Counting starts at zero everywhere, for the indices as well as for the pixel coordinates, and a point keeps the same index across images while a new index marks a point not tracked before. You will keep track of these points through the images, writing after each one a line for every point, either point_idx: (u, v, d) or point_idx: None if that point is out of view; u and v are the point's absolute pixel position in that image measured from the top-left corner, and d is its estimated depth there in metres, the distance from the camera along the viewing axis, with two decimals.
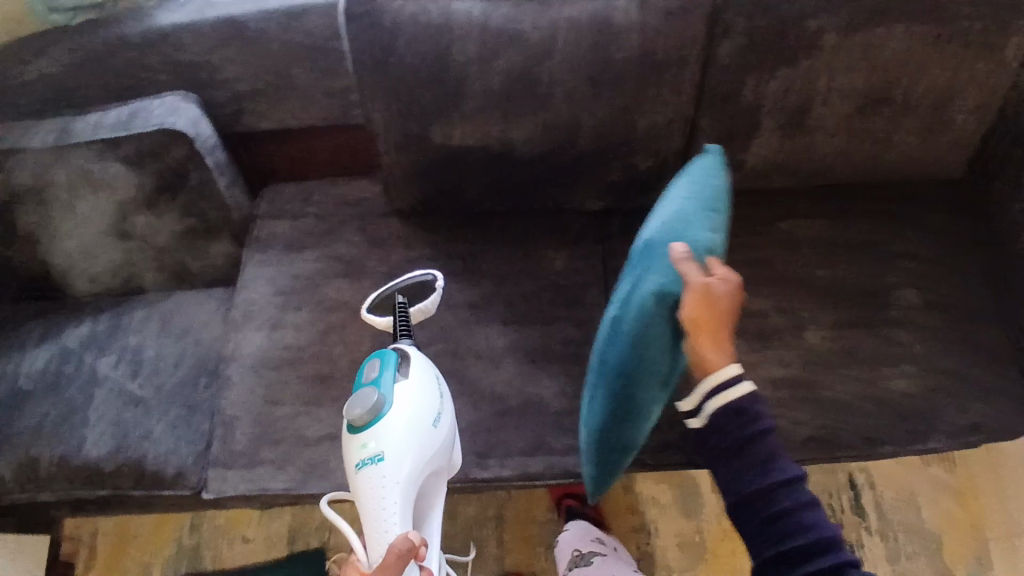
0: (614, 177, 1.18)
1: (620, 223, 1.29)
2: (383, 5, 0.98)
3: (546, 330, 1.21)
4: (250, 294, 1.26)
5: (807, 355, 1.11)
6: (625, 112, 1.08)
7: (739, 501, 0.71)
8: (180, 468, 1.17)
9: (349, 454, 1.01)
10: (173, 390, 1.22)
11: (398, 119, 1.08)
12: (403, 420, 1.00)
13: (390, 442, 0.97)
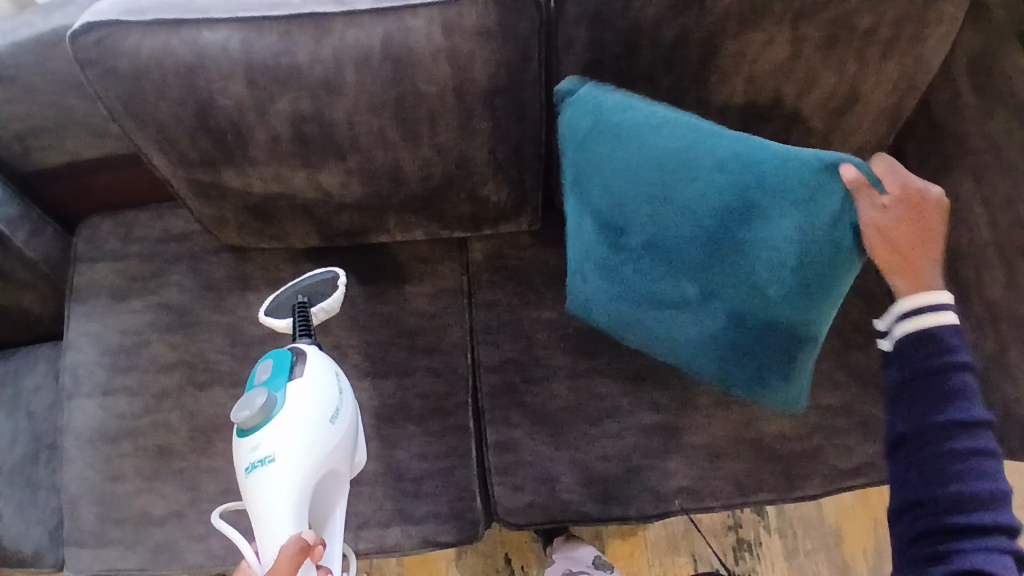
0: (465, 210, 1.00)
1: (486, 248, 1.15)
2: (115, 45, 0.78)
3: (403, 382, 1.09)
4: (77, 353, 1.14)
5: (680, 396, 1.07)
6: (455, 145, 0.90)
7: (932, 440, 0.69)
8: (36, 547, 1.07)
9: (240, 457, 0.86)
10: (11, 469, 1.11)
11: (182, 167, 0.90)
12: (294, 422, 0.85)
13: (284, 439, 0.84)
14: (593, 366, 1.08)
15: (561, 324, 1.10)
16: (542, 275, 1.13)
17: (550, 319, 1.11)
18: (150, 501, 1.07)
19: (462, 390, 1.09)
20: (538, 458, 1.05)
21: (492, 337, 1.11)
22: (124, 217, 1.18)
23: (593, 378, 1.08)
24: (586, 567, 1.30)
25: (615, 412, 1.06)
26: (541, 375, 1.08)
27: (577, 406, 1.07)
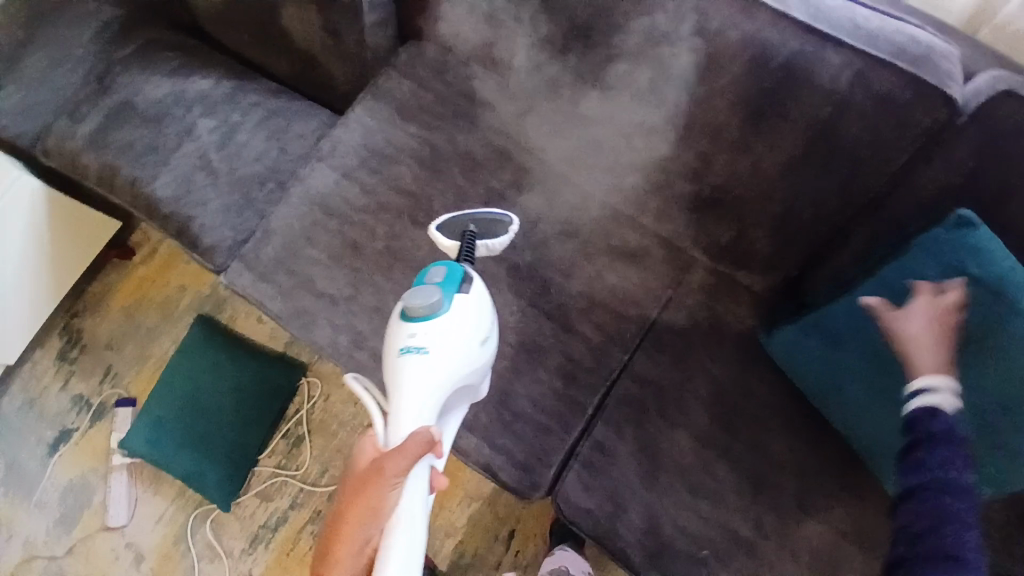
0: (726, 237, 1.06)
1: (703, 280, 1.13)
2: None
3: (558, 333, 1.11)
4: (345, 134, 1.29)
5: (785, 536, 1.00)
6: (767, 175, 0.97)
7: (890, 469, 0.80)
8: (215, 244, 1.23)
9: (397, 333, 0.84)
10: (241, 179, 1.28)
11: None
12: (465, 323, 0.84)
13: (443, 341, 0.82)
14: (727, 448, 1.04)
15: (722, 389, 1.07)
16: (735, 333, 1.10)
17: (716, 377, 1.08)
18: (319, 272, 1.21)
19: (600, 378, 1.09)
20: (623, 481, 1.04)
21: (655, 354, 1.10)
22: (444, 55, 1.27)
23: (716, 455, 1.03)
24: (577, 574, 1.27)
25: (716, 499, 1.02)
26: (675, 418, 1.06)
27: (685, 466, 1.03)
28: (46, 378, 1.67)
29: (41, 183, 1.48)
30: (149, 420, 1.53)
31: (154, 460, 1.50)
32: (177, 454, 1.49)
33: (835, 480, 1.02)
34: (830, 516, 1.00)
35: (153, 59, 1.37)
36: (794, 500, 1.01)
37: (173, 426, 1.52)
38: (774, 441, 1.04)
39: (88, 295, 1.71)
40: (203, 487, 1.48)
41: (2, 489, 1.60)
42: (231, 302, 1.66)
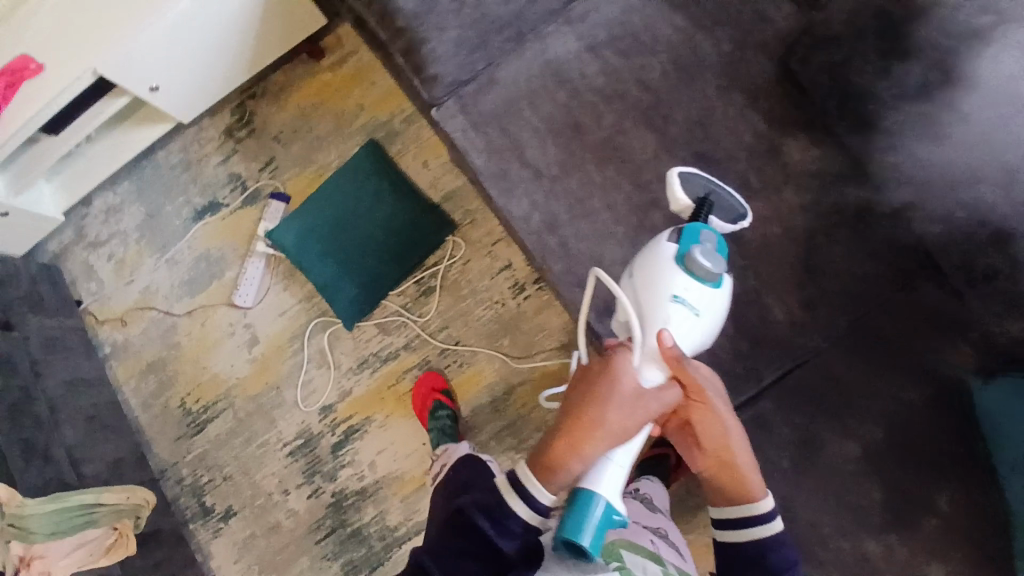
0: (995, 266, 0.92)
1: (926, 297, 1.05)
2: None
3: (757, 292, 1.07)
4: (603, 4, 1.16)
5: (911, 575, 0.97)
6: None
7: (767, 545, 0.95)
8: (439, 75, 1.15)
9: (664, 282, 0.93)
10: (485, 16, 1.12)
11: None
12: (720, 300, 0.96)
13: (707, 311, 0.93)
14: (885, 472, 1.01)
15: (907, 414, 1.01)
16: (949, 369, 1.01)
17: (903, 402, 1.02)
18: (533, 142, 1.13)
19: (783, 350, 1.06)
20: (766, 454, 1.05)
21: (851, 355, 1.05)
22: None
23: (873, 473, 1.01)
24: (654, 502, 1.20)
25: (858, 509, 1.01)
26: (845, 421, 1.03)
27: (839, 472, 1.03)
28: (208, 148, 1.68)
29: None
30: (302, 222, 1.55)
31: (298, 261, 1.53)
32: (320, 261, 1.53)
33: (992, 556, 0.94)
34: None
35: None
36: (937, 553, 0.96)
37: (321, 235, 1.54)
38: (943, 491, 0.98)
39: (268, 81, 1.69)
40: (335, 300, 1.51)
41: (148, 235, 1.67)
42: (402, 137, 1.62)
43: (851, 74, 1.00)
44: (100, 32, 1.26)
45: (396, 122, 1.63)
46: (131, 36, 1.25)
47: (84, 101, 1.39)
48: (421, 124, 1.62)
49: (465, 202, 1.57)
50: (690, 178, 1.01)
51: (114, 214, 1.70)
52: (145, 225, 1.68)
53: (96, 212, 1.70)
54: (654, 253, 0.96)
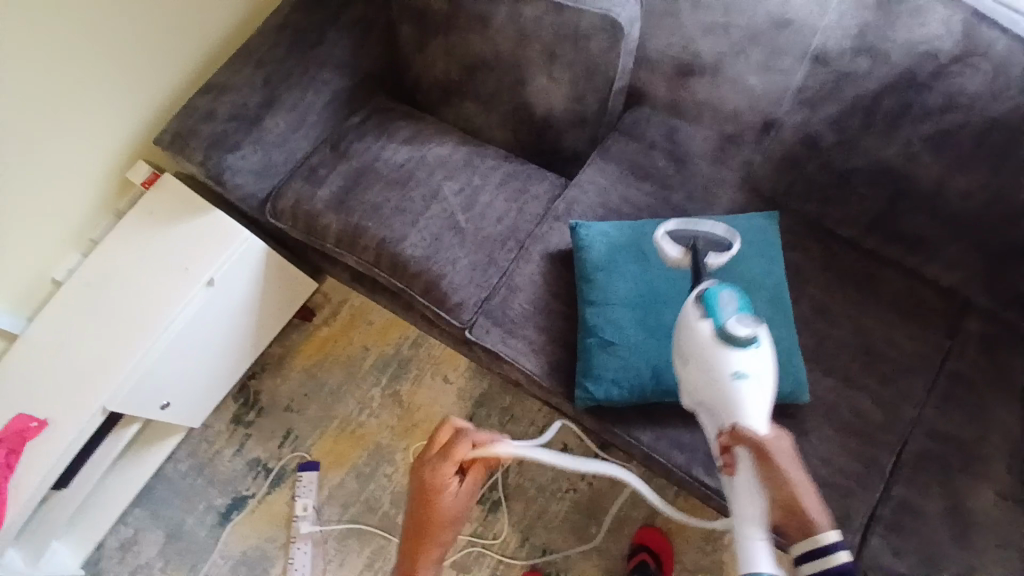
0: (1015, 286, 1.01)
1: (974, 333, 1.08)
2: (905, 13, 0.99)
3: (837, 389, 1.06)
4: (578, 194, 1.26)
5: None
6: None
7: None
8: (463, 301, 1.20)
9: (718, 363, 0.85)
10: (486, 239, 1.24)
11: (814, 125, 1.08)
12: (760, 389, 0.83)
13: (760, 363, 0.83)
14: None
15: (1021, 441, 1.00)
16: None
17: (1005, 450, 0.99)
18: (572, 326, 1.16)
19: (893, 436, 1.02)
20: (930, 537, 0.95)
21: (941, 409, 1.03)
22: (674, 123, 1.29)
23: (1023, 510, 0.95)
24: None
25: None
26: (979, 468, 0.99)
27: (996, 528, 0.95)
28: (218, 442, 1.62)
29: (260, 245, 1.36)
30: (649, 224, 1.16)
31: (585, 343, 1.10)
32: (628, 365, 1.06)
33: None
34: None
35: (355, 142, 1.35)
36: None
37: (767, 221, 1.14)
38: None
39: (266, 358, 1.70)
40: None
41: (175, 558, 1.51)
42: (417, 361, 1.64)
43: (832, 175, 1.09)
44: (109, 348, 1.24)
45: (404, 349, 1.65)
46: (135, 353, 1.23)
47: (98, 437, 1.37)
48: (429, 342, 1.66)
49: (498, 400, 1.56)
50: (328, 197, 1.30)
51: (130, 548, 1.53)
52: (167, 548, 1.53)
53: (112, 551, 1.53)
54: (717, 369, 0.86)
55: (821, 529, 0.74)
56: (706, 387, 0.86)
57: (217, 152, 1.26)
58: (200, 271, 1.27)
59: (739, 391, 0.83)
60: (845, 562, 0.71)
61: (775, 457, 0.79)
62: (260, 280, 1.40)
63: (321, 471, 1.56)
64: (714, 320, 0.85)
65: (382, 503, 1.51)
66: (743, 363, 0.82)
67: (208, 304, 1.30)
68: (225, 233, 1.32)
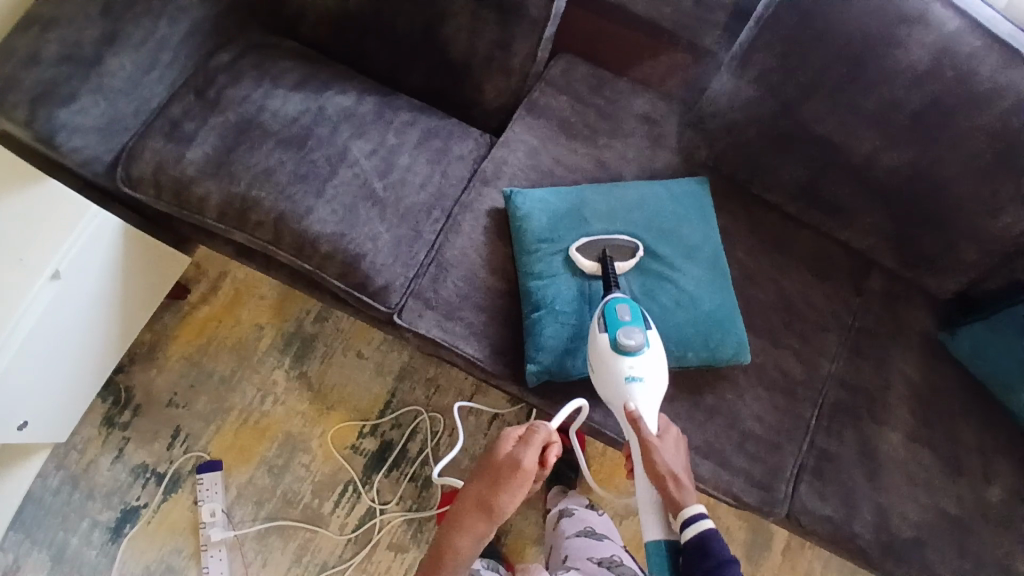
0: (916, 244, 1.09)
1: (877, 286, 1.17)
2: None
3: (767, 350, 1.10)
4: (507, 154, 1.14)
5: (985, 509, 1.05)
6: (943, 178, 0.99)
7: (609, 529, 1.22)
8: (389, 283, 1.05)
9: (614, 366, 0.91)
10: (409, 210, 1.08)
11: (753, 83, 1.04)
12: (648, 381, 0.91)
13: (649, 364, 0.91)
14: (929, 439, 1.09)
15: (914, 386, 1.12)
16: (919, 332, 1.16)
17: (903, 393, 1.11)
18: (512, 304, 1.08)
19: (815, 389, 1.10)
20: (845, 477, 1.05)
21: (852, 360, 1.12)
22: (603, 73, 1.20)
23: (918, 448, 1.08)
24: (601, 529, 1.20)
25: (928, 484, 1.06)
26: (883, 412, 1.10)
27: (897, 462, 1.07)
28: (89, 450, 1.37)
29: (116, 221, 1.09)
30: (587, 188, 1.10)
31: (531, 320, 1.03)
32: (578, 335, 1.02)
33: (1011, 452, 1.09)
34: (1013, 480, 1.07)
35: (230, 89, 1.08)
36: (984, 474, 1.07)
37: (699, 185, 1.12)
38: (963, 433, 1.10)
39: (135, 347, 1.43)
40: (707, 366, 1.06)
41: None
42: (324, 337, 1.47)
43: (766, 137, 1.08)
44: None
45: (307, 326, 1.47)
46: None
47: None
48: (335, 315, 1.49)
49: (421, 372, 1.46)
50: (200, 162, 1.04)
51: None
52: None
53: None
54: (609, 367, 0.92)
55: (685, 506, 0.83)
56: (605, 390, 0.93)
57: (43, 106, 0.96)
58: (40, 262, 0.99)
59: (633, 395, 0.91)
60: (701, 532, 0.80)
61: (653, 447, 0.87)
62: (119, 260, 1.13)
63: (225, 470, 1.38)
64: (609, 332, 0.92)
65: (301, 495, 1.38)
66: (636, 368, 0.91)
67: (56, 301, 1.03)
68: (60, 208, 1.02)
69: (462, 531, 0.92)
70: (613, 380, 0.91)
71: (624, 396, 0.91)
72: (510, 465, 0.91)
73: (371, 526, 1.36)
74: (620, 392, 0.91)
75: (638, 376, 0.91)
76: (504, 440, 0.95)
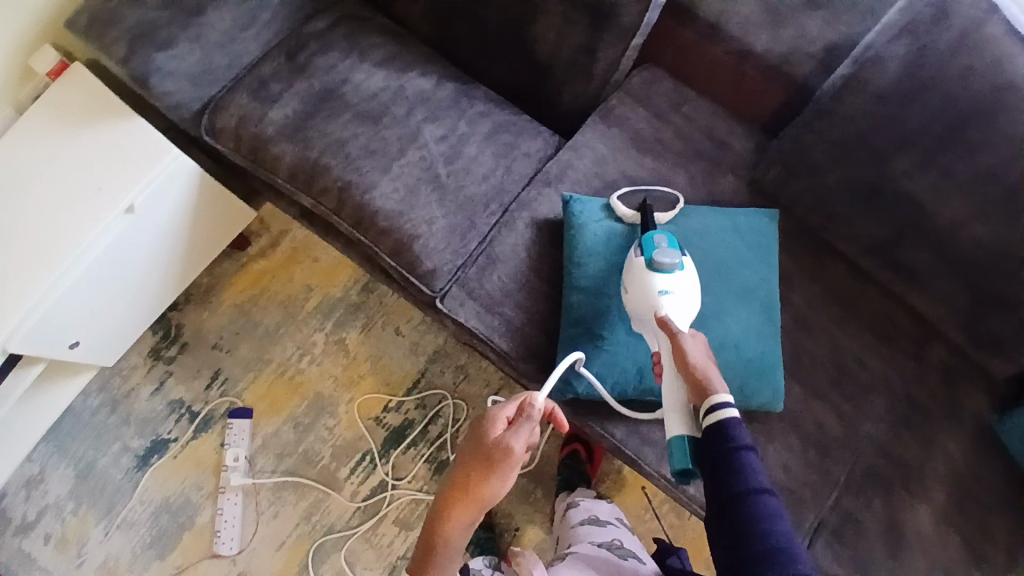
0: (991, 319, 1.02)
1: (938, 354, 1.11)
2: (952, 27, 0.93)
3: (808, 399, 1.06)
4: (574, 158, 1.14)
5: None
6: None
7: (613, 517, 1.20)
8: (436, 267, 1.06)
9: (648, 281, 0.91)
10: (468, 199, 1.09)
11: (839, 125, 1.01)
12: (682, 296, 0.90)
13: (683, 280, 0.90)
14: (966, 524, 1.03)
15: (960, 465, 1.05)
16: (975, 411, 1.09)
17: (946, 470, 1.05)
18: (553, 310, 1.07)
19: (851, 448, 1.05)
20: (867, 546, 1.01)
21: (897, 426, 1.07)
22: (684, 93, 1.18)
23: (953, 531, 1.02)
24: (605, 517, 1.18)
25: (955, 570, 1.00)
26: (921, 485, 1.04)
27: (926, 540, 1.01)
28: (134, 378, 1.45)
29: (193, 169, 1.15)
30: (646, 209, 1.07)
31: (568, 334, 1.02)
32: (612, 358, 1.00)
33: None
34: None
35: (319, 58, 1.12)
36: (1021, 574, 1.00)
37: (768, 220, 1.08)
38: (1005, 524, 1.03)
39: (191, 288, 1.51)
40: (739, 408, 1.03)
41: (89, 498, 1.38)
42: (367, 309, 1.50)
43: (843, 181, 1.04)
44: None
45: (352, 295, 1.51)
46: (31, 292, 1.01)
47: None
48: (381, 289, 1.52)
49: (453, 359, 1.48)
50: (279, 124, 1.08)
51: (44, 483, 1.39)
52: (74, 489, 1.39)
53: (14, 486, 1.39)
54: (640, 279, 0.92)
55: (711, 393, 0.78)
56: (634, 306, 0.92)
57: (147, 49, 1.03)
58: (118, 196, 1.05)
59: (664, 304, 0.89)
60: (727, 415, 0.76)
61: (680, 340, 0.84)
62: (188, 207, 1.19)
63: (253, 419, 1.43)
64: (645, 254, 0.93)
65: (320, 456, 1.41)
66: (668, 282, 0.90)
67: (124, 234, 1.09)
68: (143, 152, 1.08)
69: (453, 520, 0.83)
70: (642, 292, 0.91)
71: (653, 311, 0.90)
72: (506, 446, 0.82)
73: (380, 499, 1.38)
74: (649, 305, 0.90)
75: (671, 289, 0.90)
76: (492, 418, 0.85)
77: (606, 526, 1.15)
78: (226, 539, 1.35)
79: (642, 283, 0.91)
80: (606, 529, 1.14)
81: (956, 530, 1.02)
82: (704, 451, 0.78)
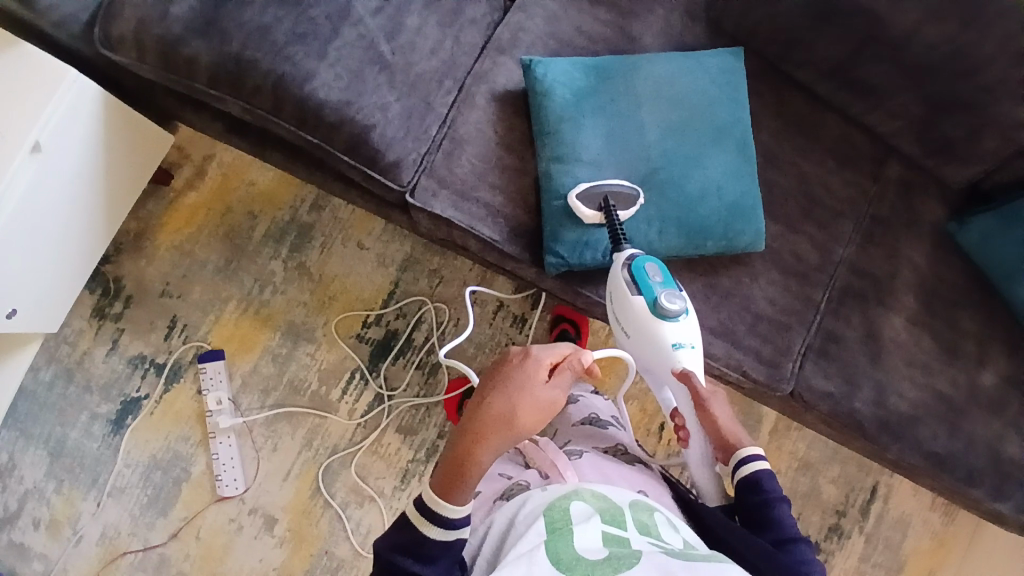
0: (943, 127, 1.06)
1: (895, 172, 1.16)
2: None
3: (784, 233, 1.09)
4: (524, 20, 1.05)
5: (974, 388, 1.10)
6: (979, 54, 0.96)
7: (612, 417, 1.10)
8: (400, 158, 0.98)
9: (657, 335, 0.90)
10: (420, 78, 1.00)
11: None
12: (688, 340, 0.91)
13: (691, 328, 0.91)
14: (929, 322, 1.12)
15: (920, 271, 1.13)
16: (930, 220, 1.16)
17: (909, 278, 1.12)
18: (529, 186, 1.03)
19: (826, 272, 1.10)
20: (847, 356, 1.09)
21: (864, 245, 1.13)
22: None
23: (918, 330, 1.11)
24: (604, 418, 1.09)
25: (922, 363, 1.10)
26: (889, 294, 1.12)
27: (897, 342, 1.10)
28: (83, 342, 1.33)
29: (98, 92, 0.99)
30: (610, 63, 1.02)
31: (551, 205, 0.99)
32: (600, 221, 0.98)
33: (1004, 337, 1.13)
34: (1003, 361, 1.12)
35: None
36: (976, 357, 1.12)
37: (733, 59, 1.05)
38: (962, 316, 1.13)
39: (120, 235, 1.36)
40: (723, 253, 1.04)
41: (70, 473, 1.30)
42: (322, 227, 1.41)
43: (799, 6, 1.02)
44: None
45: (303, 215, 1.41)
46: None
47: None
48: (332, 204, 1.42)
49: (424, 263, 1.43)
50: (186, 18, 0.93)
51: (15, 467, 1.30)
52: (50, 468, 1.30)
53: None
54: (645, 328, 0.90)
55: (741, 447, 0.88)
56: (641, 352, 0.92)
57: None
58: (19, 134, 0.90)
59: (679, 358, 0.90)
60: (761, 469, 0.86)
61: (705, 398, 0.90)
62: (101, 139, 1.04)
63: (227, 359, 1.36)
64: (645, 294, 0.90)
65: (308, 383, 1.37)
66: (679, 334, 0.90)
67: (38, 180, 0.94)
68: (35, 78, 0.92)
69: (484, 445, 0.78)
70: (653, 343, 0.90)
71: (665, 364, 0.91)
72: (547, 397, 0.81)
73: (378, 412, 1.37)
74: (660, 355, 0.90)
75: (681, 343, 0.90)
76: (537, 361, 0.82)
77: (607, 429, 1.05)
78: (229, 482, 1.31)
79: (649, 333, 0.90)
80: (609, 434, 1.04)
81: (921, 329, 1.11)
82: (740, 504, 0.86)
